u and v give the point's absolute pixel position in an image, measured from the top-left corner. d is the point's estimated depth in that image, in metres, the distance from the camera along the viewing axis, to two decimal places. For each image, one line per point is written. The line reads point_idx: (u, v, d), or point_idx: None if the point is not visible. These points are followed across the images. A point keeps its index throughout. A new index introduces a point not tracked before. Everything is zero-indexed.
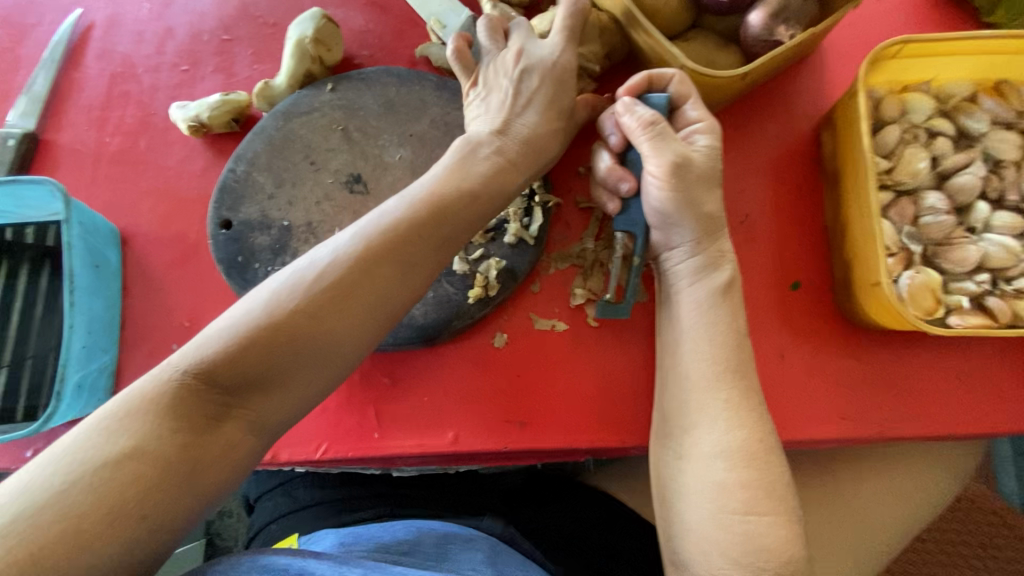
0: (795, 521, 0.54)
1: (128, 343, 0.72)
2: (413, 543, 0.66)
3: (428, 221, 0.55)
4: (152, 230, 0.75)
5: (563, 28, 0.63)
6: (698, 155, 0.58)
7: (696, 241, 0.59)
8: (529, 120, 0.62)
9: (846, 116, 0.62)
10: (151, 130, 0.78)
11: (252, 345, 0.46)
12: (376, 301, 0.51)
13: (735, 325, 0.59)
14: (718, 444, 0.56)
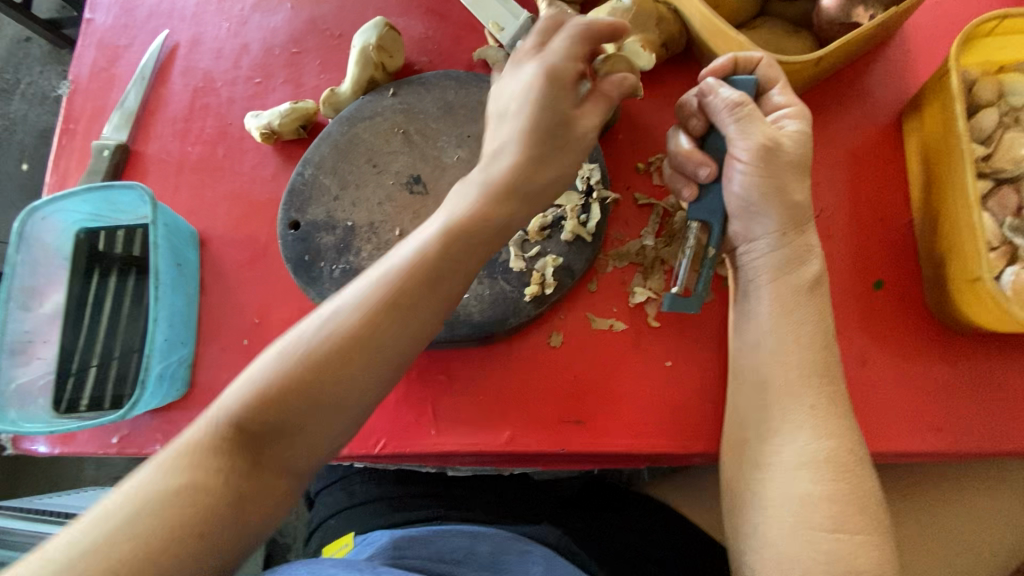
0: (886, 539, 0.53)
1: (203, 337, 0.76)
2: (469, 552, 0.67)
3: (449, 260, 0.51)
4: (227, 231, 0.80)
5: (565, 49, 0.54)
6: (788, 144, 0.55)
7: (780, 232, 0.56)
8: (511, 157, 0.54)
9: (936, 100, 0.57)
10: (228, 139, 0.84)
11: (285, 396, 0.47)
12: (404, 346, 0.50)
13: (822, 323, 0.56)
14: (802, 452, 0.55)
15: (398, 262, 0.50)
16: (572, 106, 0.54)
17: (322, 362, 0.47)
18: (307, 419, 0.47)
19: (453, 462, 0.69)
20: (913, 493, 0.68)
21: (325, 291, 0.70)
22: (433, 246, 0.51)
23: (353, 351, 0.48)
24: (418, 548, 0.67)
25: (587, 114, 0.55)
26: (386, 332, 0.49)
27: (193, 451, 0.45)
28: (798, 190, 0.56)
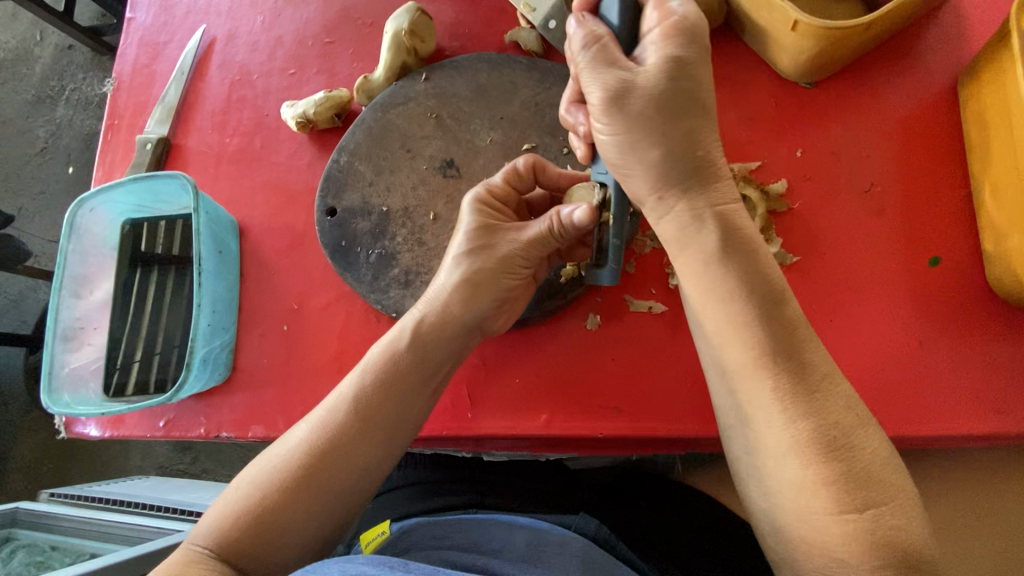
0: (905, 512, 0.43)
1: (243, 324, 0.78)
2: (505, 543, 0.65)
3: (393, 393, 0.58)
4: (265, 221, 0.81)
5: (507, 178, 0.61)
6: (641, 79, 0.46)
7: (659, 194, 0.50)
8: (450, 279, 0.59)
9: (997, 62, 0.54)
10: (264, 130, 0.85)
11: (255, 499, 0.55)
12: (386, 428, 0.58)
13: (755, 289, 0.47)
14: (782, 440, 0.45)
15: (350, 388, 0.58)
16: (512, 232, 0.59)
17: (286, 477, 0.55)
18: (268, 531, 0.54)
19: (490, 446, 0.69)
20: (977, 482, 0.65)
21: (361, 275, 0.70)
22: (384, 367, 0.59)
23: (309, 473, 0.55)
24: (457, 540, 0.65)
25: (540, 230, 0.58)
26: (336, 455, 0.56)
27: (179, 563, 0.52)
28: (677, 138, 0.48)
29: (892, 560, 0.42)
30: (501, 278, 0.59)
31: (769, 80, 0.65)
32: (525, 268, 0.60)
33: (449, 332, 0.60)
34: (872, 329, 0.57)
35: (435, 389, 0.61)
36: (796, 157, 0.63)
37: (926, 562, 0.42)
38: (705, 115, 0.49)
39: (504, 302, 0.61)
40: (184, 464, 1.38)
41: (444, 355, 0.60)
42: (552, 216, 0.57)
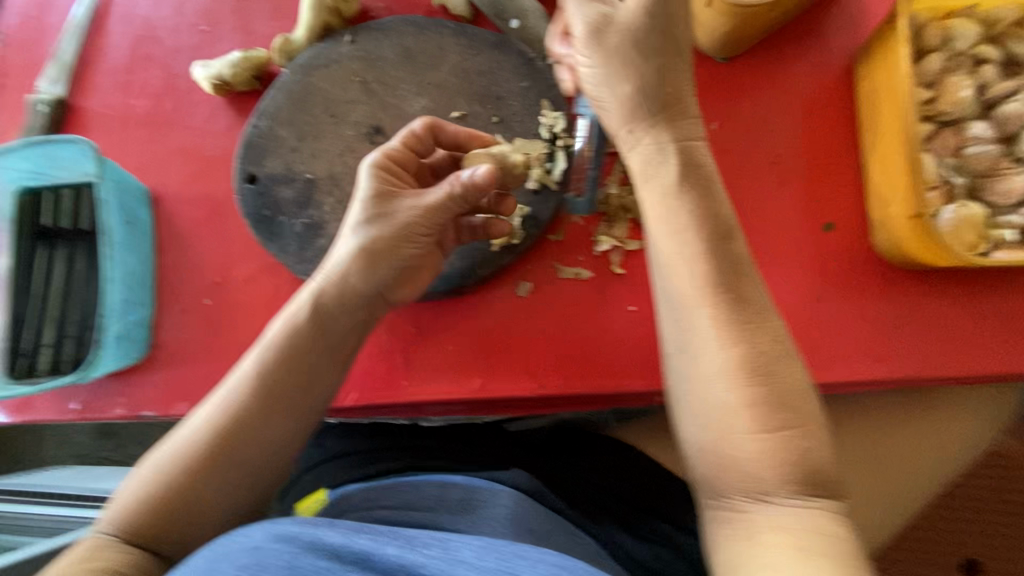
0: (815, 431, 0.48)
1: (161, 299, 0.74)
2: (439, 500, 0.67)
3: (296, 365, 0.58)
4: (180, 190, 0.77)
5: (404, 140, 0.61)
6: (629, 14, 0.51)
7: (632, 125, 0.54)
8: (348, 250, 0.59)
9: (885, 43, 0.59)
10: (175, 92, 0.79)
11: (162, 482, 0.54)
12: (293, 399, 0.58)
13: (707, 221, 0.51)
14: (717, 362, 0.48)
15: (250, 363, 0.58)
16: (409, 199, 0.59)
17: (192, 457, 0.55)
18: (179, 510, 0.54)
19: (426, 412, 0.70)
20: (877, 424, 0.70)
21: (287, 246, 0.68)
22: (285, 342, 0.58)
23: (216, 450, 0.55)
24: (392, 503, 0.68)
25: (440, 195, 0.58)
26: (242, 430, 0.56)
27: (90, 549, 0.51)
28: (655, 73, 0.52)
29: (799, 473, 0.46)
30: (397, 246, 0.58)
31: (689, 54, 0.68)
32: (427, 234, 0.59)
33: (349, 304, 0.60)
34: (774, 290, 0.63)
35: (344, 357, 0.61)
36: (711, 129, 0.67)
37: (828, 478, 0.47)
38: (680, 54, 0.53)
39: (403, 272, 0.60)
40: (108, 450, 1.30)
41: (348, 325, 0.60)
42: (453, 182, 0.58)
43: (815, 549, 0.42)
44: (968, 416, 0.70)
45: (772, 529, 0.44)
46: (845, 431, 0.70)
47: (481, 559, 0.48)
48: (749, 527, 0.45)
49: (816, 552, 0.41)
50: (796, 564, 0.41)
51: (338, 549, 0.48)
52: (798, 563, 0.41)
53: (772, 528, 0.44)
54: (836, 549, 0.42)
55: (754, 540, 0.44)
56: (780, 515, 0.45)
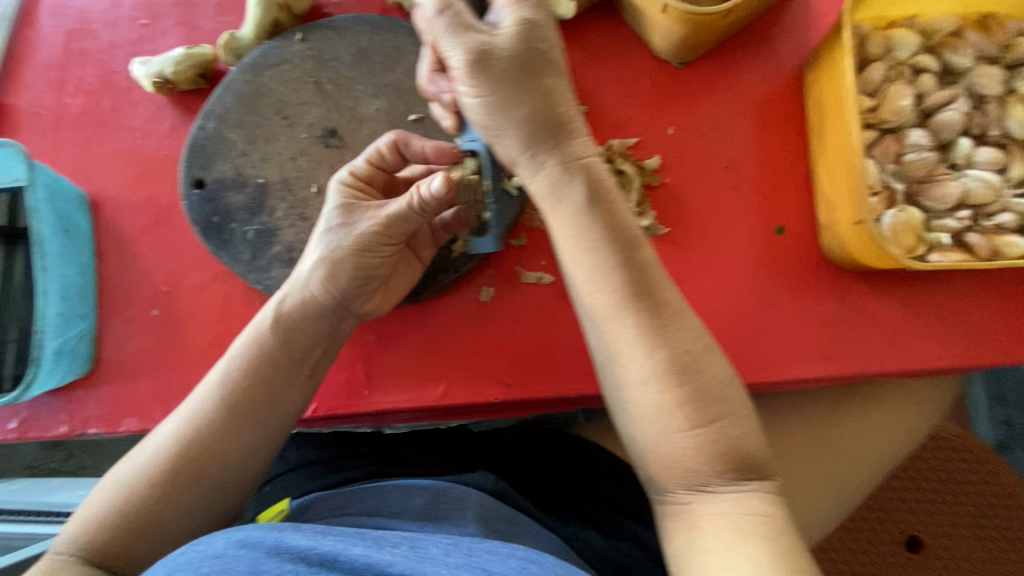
0: (744, 418, 0.50)
1: (105, 310, 0.70)
2: (404, 506, 0.66)
3: (263, 380, 0.57)
4: (123, 194, 0.73)
5: (370, 158, 0.60)
6: (500, 40, 0.46)
7: (530, 153, 0.50)
8: (311, 262, 0.58)
9: (831, 53, 0.61)
10: (114, 90, 0.75)
11: (123, 500, 0.52)
12: (262, 413, 0.56)
13: (617, 237, 0.50)
14: (643, 371, 0.49)
15: (218, 378, 0.56)
16: (370, 211, 0.58)
17: (153, 476, 0.53)
18: (140, 529, 0.51)
19: (389, 420, 0.69)
20: (830, 416, 0.72)
21: (238, 254, 0.66)
22: (253, 357, 0.57)
23: (178, 469, 0.53)
24: (356, 510, 0.66)
25: (399, 208, 0.56)
26: (206, 447, 0.54)
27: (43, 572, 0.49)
28: (542, 96, 0.48)
29: (730, 462, 0.48)
30: (357, 258, 0.57)
31: (645, 60, 0.69)
32: (389, 245, 0.58)
33: (315, 317, 0.59)
34: (729, 292, 0.65)
35: (312, 372, 0.60)
36: (668, 135, 0.68)
37: (759, 462, 0.49)
38: (560, 76, 0.50)
39: (368, 283, 0.59)
40: (56, 462, 1.24)
41: (315, 338, 0.59)
42: (410, 196, 0.56)
43: (750, 537, 0.45)
44: (915, 407, 0.73)
45: (712, 519, 0.47)
46: (800, 424, 0.72)
47: (450, 553, 0.50)
48: (691, 518, 0.49)
49: (751, 538, 0.45)
50: (735, 553, 0.44)
51: (302, 551, 0.47)
52: (734, 546, 0.45)
53: (711, 519, 0.47)
54: (769, 533, 0.45)
55: (697, 530, 0.47)
56: (718, 504, 0.48)
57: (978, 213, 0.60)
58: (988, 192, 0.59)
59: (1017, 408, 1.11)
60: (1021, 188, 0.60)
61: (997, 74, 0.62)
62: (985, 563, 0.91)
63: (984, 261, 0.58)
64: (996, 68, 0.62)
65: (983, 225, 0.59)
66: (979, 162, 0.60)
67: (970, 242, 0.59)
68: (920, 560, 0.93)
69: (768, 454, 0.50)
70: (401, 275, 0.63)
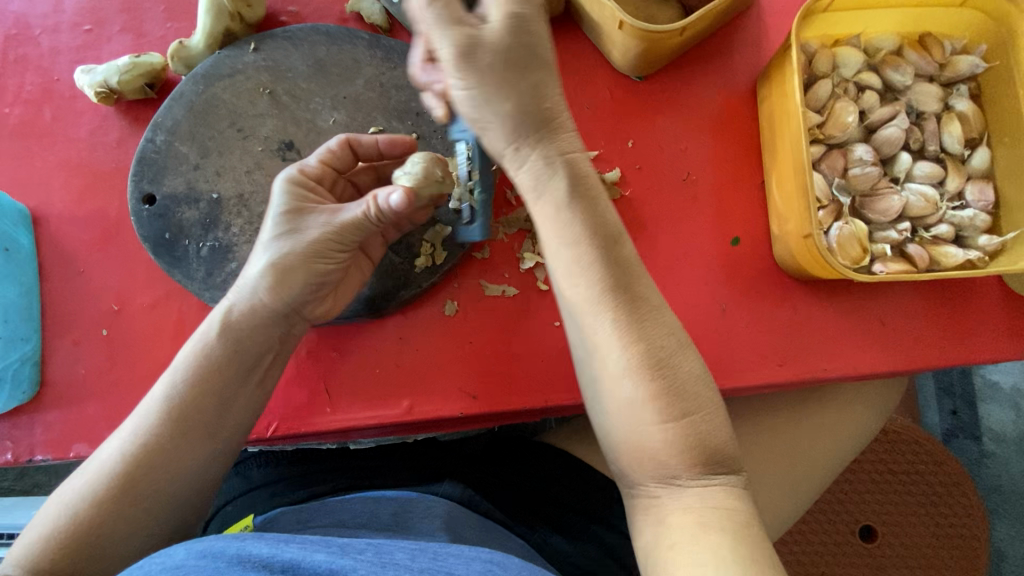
0: (712, 415, 0.49)
1: (50, 330, 0.68)
2: (371, 516, 0.65)
3: (211, 386, 0.54)
4: (68, 208, 0.70)
5: (322, 158, 0.59)
6: (489, 33, 0.45)
7: (515, 145, 0.50)
8: (260, 268, 0.56)
9: (781, 70, 0.63)
10: (56, 99, 0.72)
11: (75, 516, 0.49)
12: (218, 418, 0.55)
13: (595, 232, 0.50)
14: (619, 364, 0.49)
15: (173, 383, 0.54)
16: (323, 215, 0.57)
17: (99, 495, 0.50)
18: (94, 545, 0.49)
19: (354, 436, 0.69)
20: (788, 418, 0.75)
21: (192, 271, 0.64)
22: (201, 366, 0.55)
23: (126, 486, 0.51)
24: (323, 521, 0.65)
25: (356, 214, 0.56)
26: (156, 461, 0.52)
27: None
28: (528, 89, 0.48)
29: (699, 458, 0.48)
30: (310, 265, 0.56)
31: (605, 73, 0.70)
32: (343, 251, 0.58)
33: (264, 324, 0.57)
34: (687, 302, 0.66)
35: (263, 378, 0.58)
36: (628, 148, 0.69)
37: (727, 457, 0.49)
38: (549, 69, 0.49)
39: (322, 289, 0.58)
40: (7, 481, 1.18)
41: (264, 344, 0.57)
42: (368, 203, 0.56)
43: (715, 532, 0.44)
44: (868, 407, 0.76)
45: (679, 514, 0.47)
46: (760, 426, 0.74)
47: (415, 557, 0.49)
48: (660, 513, 0.48)
49: (716, 533, 0.44)
50: (701, 547, 0.44)
51: (264, 559, 0.45)
52: (701, 543, 0.44)
53: (678, 514, 0.47)
54: (735, 527, 0.45)
55: (666, 524, 0.47)
56: (686, 500, 0.47)
57: (918, 225, 0.63)
58: (926, 205, 0.62)
59: (963, 399, 1.17)
60: (956, 201, 0.64)
61: (935, 91, 0.65)
62: (934, 547, 0.97)
63: (923, 271, 0.62)
64: (934, 86, 0.65)
65: (922, 236, 0.63)
66: (918, 176, 0.63)
67: (910, 252, 0.62)
68: (874, 547, 0.97)
69: (735, 452, 0.50)
70: (352, 276, 0.62)
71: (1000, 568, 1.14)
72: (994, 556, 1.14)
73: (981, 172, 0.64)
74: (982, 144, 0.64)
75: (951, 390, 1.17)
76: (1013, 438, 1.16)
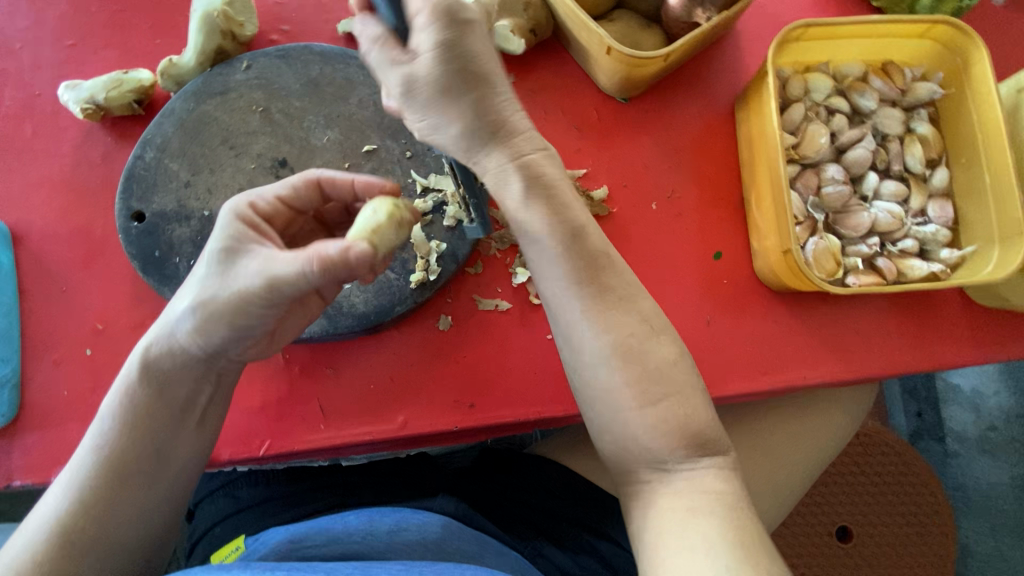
0: (692, 397, 0.50)
1: (31, 350, 0.66)
2: (367, 533, 0.65)
3: (146, 436, 0.52)
4: (49, 226, 0.68)
5: (278, 194, 0.55)
6: (423, 66, 0.43)
7: (470, 164, 0.50)
8: (185, 307, 0.50)
9: (758, 95, 0.67)
10: (37, 114, 0.70)
11: (49, 535, 0.49)
12: (173, 449, 0.54)
13: (558, 227, 0.49)
14: (592, 353, 0.50)
15: (123, 410, 0.52)
16: (255, 262, 0.49)
17: (37, 549, 0.48)
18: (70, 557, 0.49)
19: (347, 453, 0.68)
20: (770, 425, 0.78)
21: (182, 288, 0.64)
22: (132, 405, 0.52)
23: (63, 540, 0.49)
24: (316, 540, 0.64)
25: (285, 271, 0.47)
26: (91, 515, 0.50)
27: None
28: (473, 110, 0.45)
29: (685, 441, 0.49)
30: (233, 315, 0.50)
31: (592, 94, 0.73)
32: (274, 305, 0.50)
33: (185, 366, 0.52)
34: (673, 316, 0.69)
35: (202, 419, 0.56)
36: (614, 167, 0.72)
37: (713, 440, 0.50)
38: (493, 83, 0.45)
39: (247, 338, 0.52)
40: None
41: (194, 383, 0.54)
42: (304, 259, 0.46)
43: (704, 516, 0.46)
44: (843, 410, 0.79)
45: (668, 498, 0.48)
46: (744, 433, 0.77)
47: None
48: (650, 498, 0.49)
49: (706, 517, 0.45)
50: (690, 532, 0.45)
51: None
52: (690, 524, 0.45)
53: (668, 498, 0.48)
54: (722, 509, 0.46)
55: (655, 511, 0.48)
56: (672, 483, 0.48)
57: (886, 239, 0.67)
58: (893, 222, 0.66)
59: (927, 402, 1.23)
60: (920, 217, 0.68)
61: (898, 114, 0.69)
62: (904, 546, 1.01)
63: (892, 283, 0.66)
64: (896, 109, 0.70)
65: (890, 250, 0.67)
66: (885, 195, 0.68)
67: (880, 265, 0.65)
68: (848, 547, 1.01)
69: (717, 437, 0.50)
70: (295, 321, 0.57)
71: (965, 564, 1.19)
72: (960, 552, 1.20)
73: (941, 190, 0.69)
74: (941, 164, 0.69)
75: (916, 393, 1.24)
76: (973, 438, 1.22)
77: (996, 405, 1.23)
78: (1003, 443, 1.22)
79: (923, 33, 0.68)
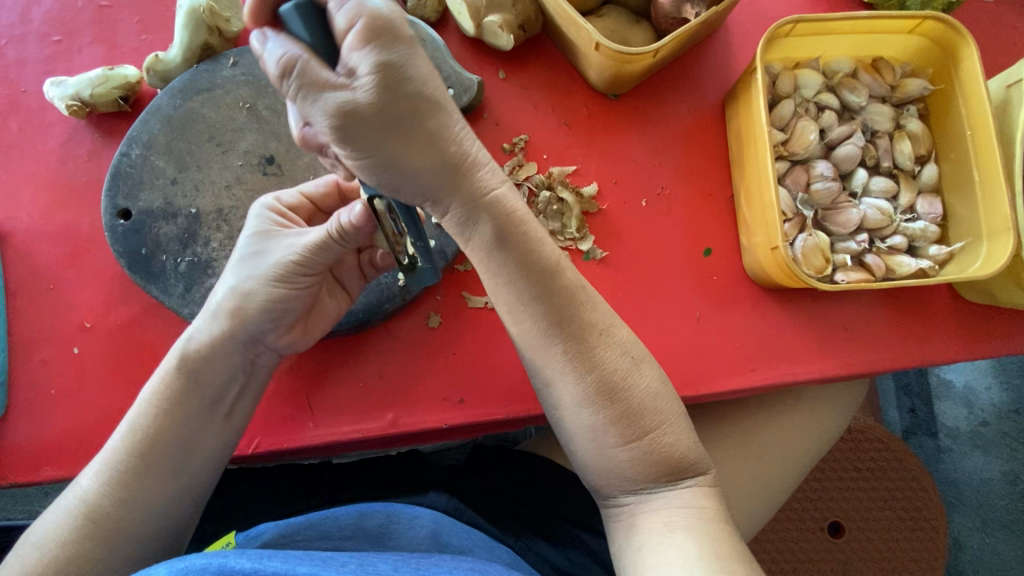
0: (674, 425, 0.53)
1: (18, 347, 0.66)
2: (357, 527, 0.65)
3: (177, 423, 0.54)
4: (35, 223, 0.68)
5: (302, 190, 0.61)
6: (360, 101, 0.38)
7: (431, 201, 0.47)
8: (224, 290, 0.56)
9: (746, 92, 0.67)
10: (22, 111, 0.70)
11: (84, 515, 0.51)
12: (201, 437, 0.55)
13: (531, 272, 0.50)
14: (574, 395, 0.52)
15: (158, 396, 0.54)
16: (288, 239, 0.56)
17: (66, 534, 0.50)
18: (105, 534, 0.51)
19: (339, 451, 0.68)
20: (761, 421, 0.78)
21: (169, 287, 0.63)
22: (167, 392, 0.54)
23: (91, 525, 0.51)
24: (307, 534, 0.64)
25: (317, 238, 0.55)
26: (117, 500, 0.51)
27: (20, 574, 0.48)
28: (423, 146, 0.42)
29: (663, 471, 0.51)
30: (272, 290, 0.55)
31: (582, 90, 0.72)
32: (308, 275, 0.57)
33: (225, 353, 0.56)
34: (663, 312, 0.69)
35: (230, 413, 0.57)
36: (603, 163, 0.71)
37: (691, 462, 0.52)
38: (439, 111, 0.42)
39: (283, 316, 0.57)
40: None
41: (228, 375, 0.56)
42: (329, 227, 0.55)
43: (682, 530, 0.48)
44: (833, 405, 0.80)
45: (647, 519, 0.50)
46: (735, 429, 0.77)
47: (397, 569, 0.49)
48: (631, 520, 0.52)
49: (682, 533, 0.48)
50: (669, 546, 0.48)
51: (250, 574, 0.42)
52: (669, 538, 0.48)
53: (647, 520, 0.50)
54: (701, 525, 0.49)
55: (636, 533, 0.50)
56: (651, 508, 0.51)
57: (875, 236, 0.68)
58: (882, 218, 0.67)
59: (920, 398, 1.24)
60: (909, 214, 0.68)
61: (887, 111, 0.69)
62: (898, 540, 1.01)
63: (881, 279, 0.66)
64: (885, 105, 0.70)
65: (879, 247, 0.67)
66: (874, 191, 0.68)
67: (868, 262, 0.66)
68: (841, 542, 1.02)
69: (696, 462, 0.53)
70: (324, 306, 0.62)
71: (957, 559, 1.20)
72: (953, 546, 1.21)
73: (930, 186, 0.69)
74: (930, 160, 0.69)
75: (909, 389, 1.25)
76: (966, 434, 1.23)
77: (988, 400, 1.23)
78: (995, 438, 1.23)
79: (912, 28, 0.68)
